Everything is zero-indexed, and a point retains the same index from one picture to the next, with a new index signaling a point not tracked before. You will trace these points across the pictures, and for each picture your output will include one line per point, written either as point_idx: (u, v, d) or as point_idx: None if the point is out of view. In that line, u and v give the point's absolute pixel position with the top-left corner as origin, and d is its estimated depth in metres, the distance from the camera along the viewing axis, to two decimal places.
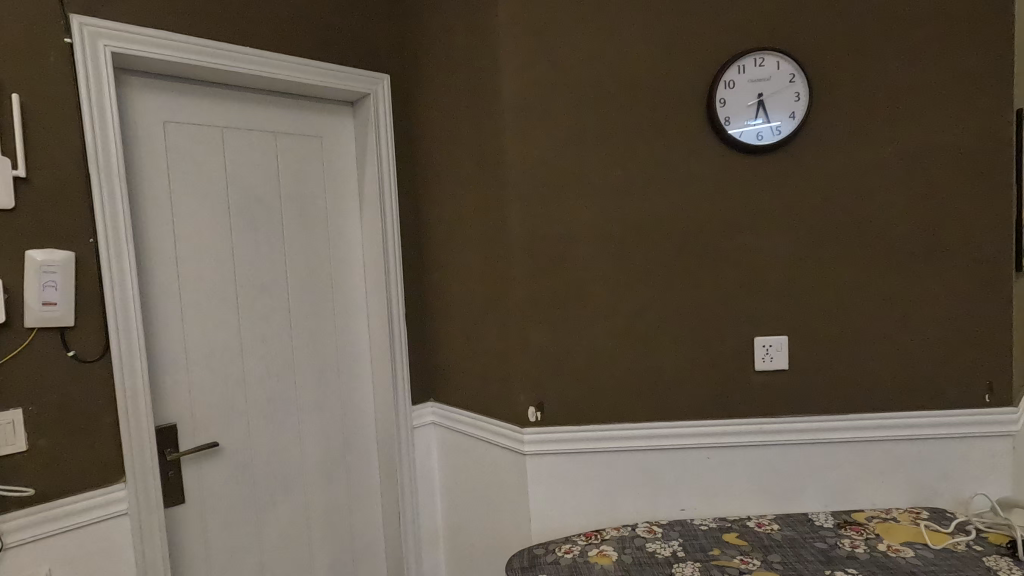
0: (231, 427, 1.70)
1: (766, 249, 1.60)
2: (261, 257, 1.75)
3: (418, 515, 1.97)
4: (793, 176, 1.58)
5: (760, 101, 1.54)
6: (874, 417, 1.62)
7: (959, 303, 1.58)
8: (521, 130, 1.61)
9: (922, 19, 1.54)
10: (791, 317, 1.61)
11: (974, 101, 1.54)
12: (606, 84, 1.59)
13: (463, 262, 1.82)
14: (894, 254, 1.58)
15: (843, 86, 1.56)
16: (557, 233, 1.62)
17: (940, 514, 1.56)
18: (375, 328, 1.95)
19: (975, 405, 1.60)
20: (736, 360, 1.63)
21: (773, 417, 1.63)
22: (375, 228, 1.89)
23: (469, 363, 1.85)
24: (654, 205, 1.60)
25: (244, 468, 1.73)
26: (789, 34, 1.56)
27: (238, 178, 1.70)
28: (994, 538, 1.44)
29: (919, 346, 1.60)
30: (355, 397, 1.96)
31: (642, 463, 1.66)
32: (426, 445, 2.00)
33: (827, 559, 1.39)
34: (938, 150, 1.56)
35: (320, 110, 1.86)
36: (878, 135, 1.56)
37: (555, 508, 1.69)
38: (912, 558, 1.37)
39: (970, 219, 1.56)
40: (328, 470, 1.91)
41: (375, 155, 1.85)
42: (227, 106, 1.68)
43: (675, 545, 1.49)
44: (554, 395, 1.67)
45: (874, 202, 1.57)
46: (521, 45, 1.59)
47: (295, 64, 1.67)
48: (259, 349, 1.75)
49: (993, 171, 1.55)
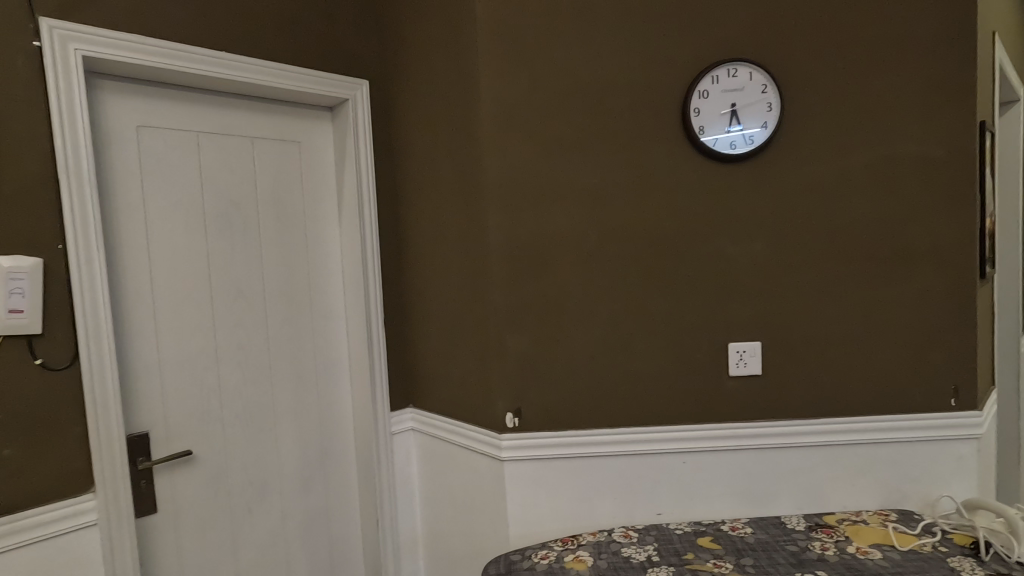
0: (206, 435, 1.68)
1: (740, 256, 1.62)
2: (236, 263, 1.73)
3: (397, 521, 1.96)
4: (765, 185, 1.61)
5: (733, 110, 1.57)
6: (845, 421, 1.65)
7: (925, 309, 1.62)
8: (499, 137, 1.62)
9: (889, 32, 1.58)
10: (763, 323, 1.64)
11: (939, 112, 1.59)
12: (582, 93, 1.61)
13: (442, 269, 1.82)
14: (864, 261, 1.62)
15: (813, 96, 1.59)
16: (535, 241, 1.63)
17: (909, 516, 1.60)
18: (353, 334, 1.94)
19: (941, 408, 1.64)
20: (711, 366, 1.65)
21: (747, 421, 1.66)
22: (354, 233, 1.88)
23: (447, 369, 1.86)
24: (631, 213, 1.62)
25: (219, 476, 1.71)
26: (761, 45, 1.59)
27: (214, 184, 1.69)
28: (959, 539, 1.48)
29: (887, 352, 1.64)
30: (333, 404, 1.95)
31: (618, 468, 1.68)
32: (405, 451, 2.00)
33: (797, 562, 1.41)
34: (905, 159, 1.60)
35: (298, 115, 1.85)
36: (847, 145, 1.60)
37: (533, 513, 1.70)
38: (880, 560, 1.40)
39: (936, 227, 1.60)
40: (306, 477, 1.89)
41: (353, 160, 1.85)
42: (203, 111, 1.66)
43: (650, 549, 1.51)
44: (532, 401, 1.68)
45: (843, 210, 1.61)
46: (499, 53, 1.60)
47: (272, 69, 1.66)
48: (235, 356, 1.73)
49: (958, 181, 1.59)
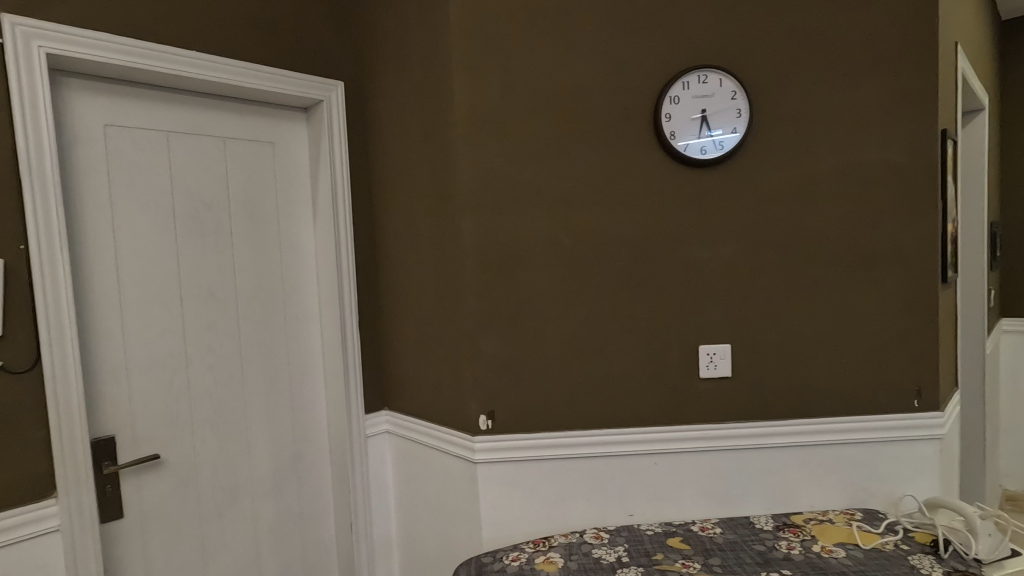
0: (175, 438, 1.66)
1: (711, 260, 1.65)
2: (208, 264, 1.71)
3: (371, 525, 1.95)
4: (735, 189, 1.63)
5: (703, 116, 1.59)
6: (813, 422, 1.68)
7: (889, 312, 1.66)
8: (473, 139, 1.62)
9: (854, 40, 1.62)
10: (733, 325, 1.66)
11: (902, 120, 1.63)
12: (555, 98, 1.62)
13: (416, 271, 1.82)
14: (831, 265, 1.65)
15: (781, 103, 1.62)
16: (508, 243, 1.64)
17: (873, 515, 1.63)
18: (328, 336, 1.93)
19: (905, 409, 1.68)
20: (682, 367, 1.67)
21: (717, 423, 1.68)
22: (328, 236, 1.87)
23: (421, 371, 1.85)
24: (604, 216, 1.64)
25: (189, 480, 1.69)
26: (730, 51, 1.62)
27: (184, 184, 1.67)
28: (920, 537, 1.51)
29: (853, 353, 1.67)
30: (307, 406, 1.94)
31: (591, 470, 1.69)
32: (380, 454, 1.99)
33: (763, 561, 1.43)
34: (870, 165, 1.63)
35: (273, 115, 1.84)
36: (814, 152, 1.63)
37: (506, 516, 1.70)
38: (843, 558, 1.42)
39: (899, 232, 1.64)
40: (279, 480, 1.88)
41: (327, 161, 1.84)
42: (173, 110, 1.64)
43: (620, 550, 1.52)
44: (505, 403, 1.68)
45: (811, 215, 1.64)
46: (473, 56, 1.61)
47: (245, 69, 1.65)
48: (205, 358, 1.71)
49: (921, 187, 1.63)
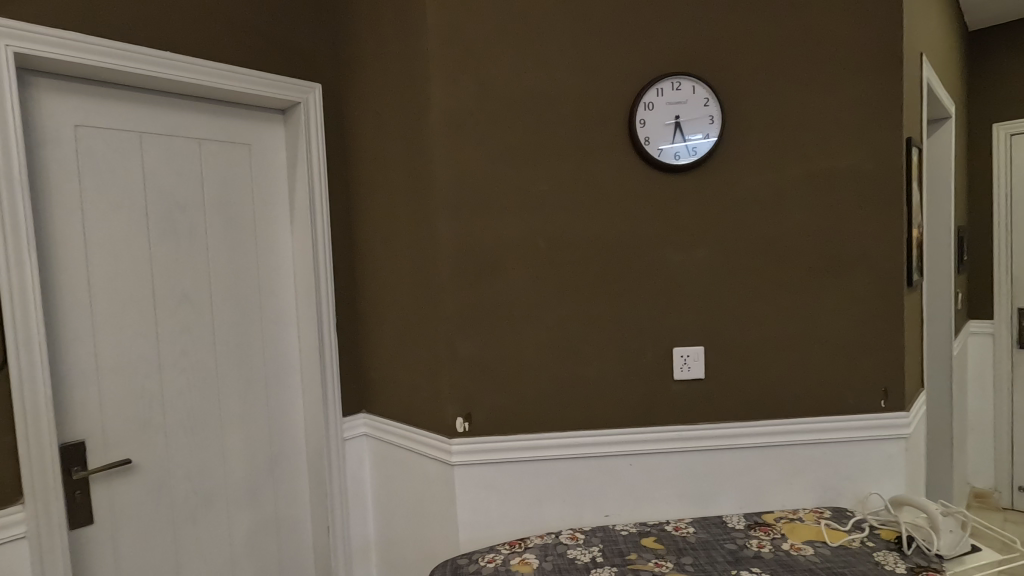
0: (147, 443, 1.64)
1: (685, 264, 1.67)
2: (181, 266, 1.70)
3: (348, 528, 1.95)
4: (708, 194, 1.66)
5: (677, 122, 1.62)
6: (783, 422, 1.71)
7: (857, 315, 1.71)
8: (450, 143, 1.63)
9: (823, 50, 1.66)
10: (706, 327, 1.69)
11: (869, 128, 1.68)
12: (531, 102, 1.64)
13: (393, 273, 1.82)
14: (801, 269, 1.69)
15: (753, 110, 1.66)
16: (485, 247, 1.65)
17: (841, 513, 1.67)
18: (305, 339, 1.92)
19: (872, 409, 1.73)
20: (657, 369, 1.70)
21: (691, 424, 1.70)
22: (306, 239, 1.86)
23: (398, 374, 1.85)
24: (580, 221, 1.66)
25: (162, 485, 1.67)
26: (703, 59, 1.65)
27: (157, 185, 1.65)
28: (885, 534, 1.55)
29: (822, 355, 1.71)
30: (284, 410, 1.92)
31: (567, 471, 1.70)
32: (358, 457, 1.98)
33: (734, 559, 1.46)
34: (838, 171, 1.68)
35: (249, 116, 1.83)
36: (785, 158, 1.67)
37: (483, 518, 1.71)
38: (811, 555, 1.45)
39: (866, 237, 1.69)
40: (254, 485, 1.86)
41: (305, 164, 1.83)
42: (146, 110, 1.63)
43: (595, 550, 1.54)
44: (482, 406, 1.69)
45: (781, 220, 1.68)
46: (450, 60, 1.62)
47: (221, 70, 1.64)
48: (179, 362, 1.70)
49: (887, 193, 1.68)
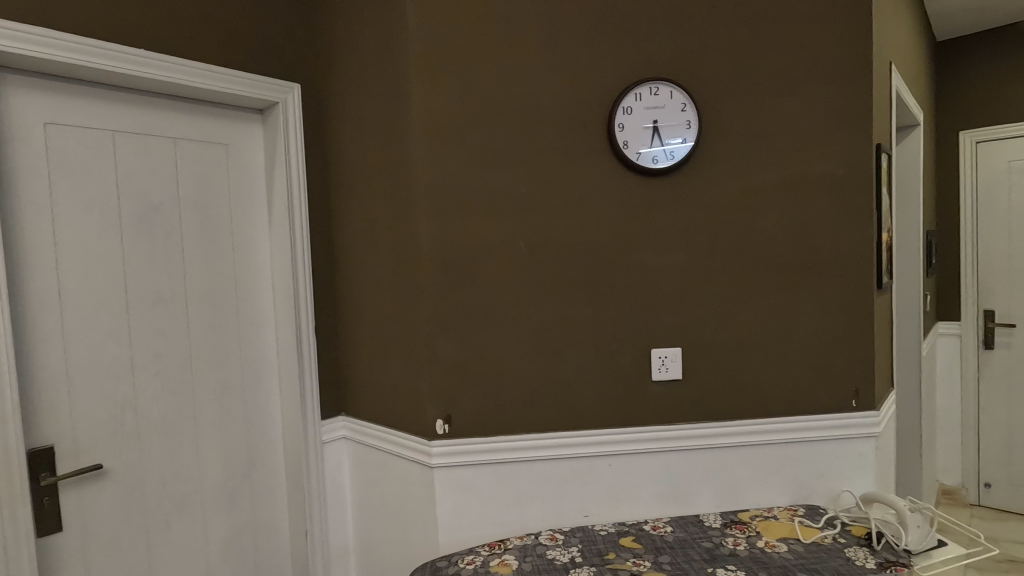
0: (119, 447, 1.60)
1: (662, 266, 1.70)
2: (155, 268, 1.67)
3: (327, 532, 1.93)
4: (685, 198, 1.69)
5: (655, 127, 1.65)
6: (758, 422, 1.75)
7: (829, 316, 1.75)
8: (430, 145, 1.63)
9: (795, 58, 1.70)
10: (684, 329, 1.72)
11: (840, 134, 1.72)
12: (512, 105, 1.65)
13: (373, 275, 1.81)
14: (775, 271, 1.72)
15: (728, 116, 1.69)
16: (465, 249, 1.65)
17: (814, 510, 1.71)
18: (283, 341, 1.89)
19: (844, 408, 1.77)
20: (636, 370, 1.72)
21: (669, 424, 1.73)
22: (284, 240, 1.84)
23: (378, 377, 1.84)
24: (559, 223, 1.67)
25: (135, 490, 1.63)
26: (680, 65, 1.68)
27: (131, 185, 1.62)
28: (856, 530, 1.59)
29: (795, 355, 1.75)
30: (261, 412, 1.90)
31: (547, 472, 1.71)
32: (337, 460, 1.96)
33: (710, 557, 1.48)
34: (811, 176, 1.72)
35: (226, 116, 1.80)
36: (760, 163, 1.70)
37: (463, 520, 1.70)
38: (785, 552, 1.48)
39: (838, 241, 1.73)
40: (231, 489, 1.84)
41: (284, 164, 1.82)
42: (120, 109, 1.60)
43: (574, 551, 1.55)
44: (462, 408, 1.68)
45: (756, 223, 1.71)
46: (431, 62, 1.62)
47: (197, 69, 1.62)
48: (153, 364, 1.67)
49: (858, 198, 1.73)
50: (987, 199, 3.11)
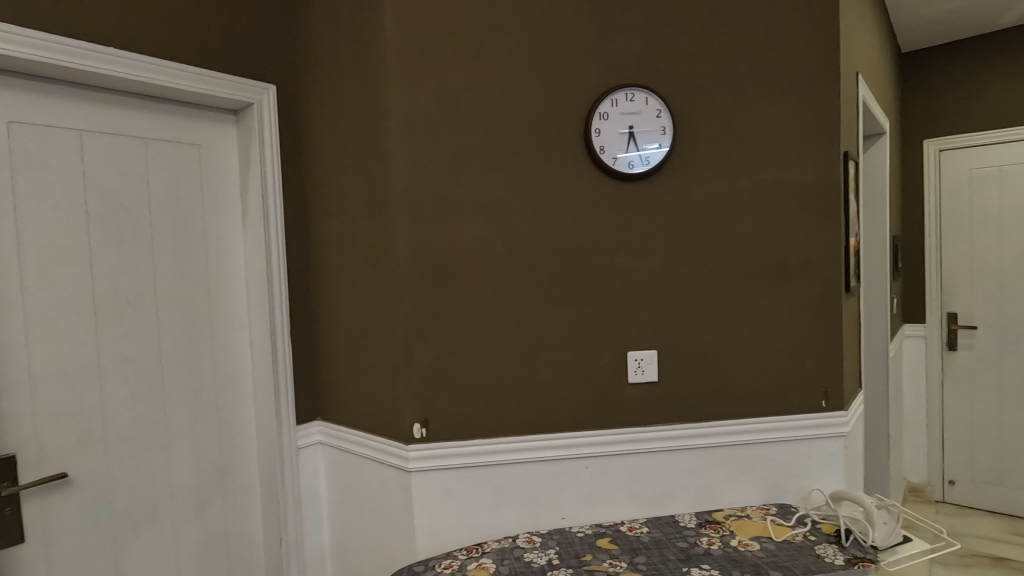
0: (85, 455, 1.56)
1: (638, 270, 1.72)
2: (124, 271, 1.63)
3: (302, 539, 1.90)
4: (660, 202, 1.72)
5: (631, 132, 1.67)
6: (732, 423, 1.78)
7: (800, 319, 1.79)
8: (407, 148, 1.63)
9: (767, 67, 1.74)
10: (659, 332, 1.74)
11: (810, 142, 1.77)
12: (489, 110, 1.65)
13: (350, 278, 1.80)
14: (748, 275, 1.76)
15: (702, 123, 1.73)
16: (443, 252, 1.65)
17: (786, 509, 1.74)
18: (257, 345, 1.86)
19: (814, 408, 1.81)
20: (612, 373, 1.73)
21: (645, 426, 1.75)
22: (258, 242, 1.82)
23: (355, 381, 1.83)
24: (536, 226, 1.68)
25: (102, 499, 1.59)
26: (655, 72, 1.71)
27: (99, 186, 1.58)
28: (825, 528, 1.63)
29: (767, 357, 1.79)
30: (234, 418, 1.86)
31: (524, 475, 1.72)
32: (312, 466, 1.94)
33: (684, 557, 1.50)
34: (782, 182, 1.76)
35: (199, 116, 1.77)
36: (734, 169, 1.74)
37: (440, 524, 1.70)
38: (757, 551, 1.51)
39: (807, 245, 1.78)
40: (203, 496, 1.80)
41: (258, 166, 1.79)
42: (87, 108, 1.56)
43: (551, 553, 1.56)
44: (440, 411, 1.68)
45: (729, 227, 1.75)
46: (409, 66, 1.62)
47: (169, 68, 1.59)
48: (122, 369, 1.63)
49: (826, 204, 1.78)
50: (950, 205, 3.22)
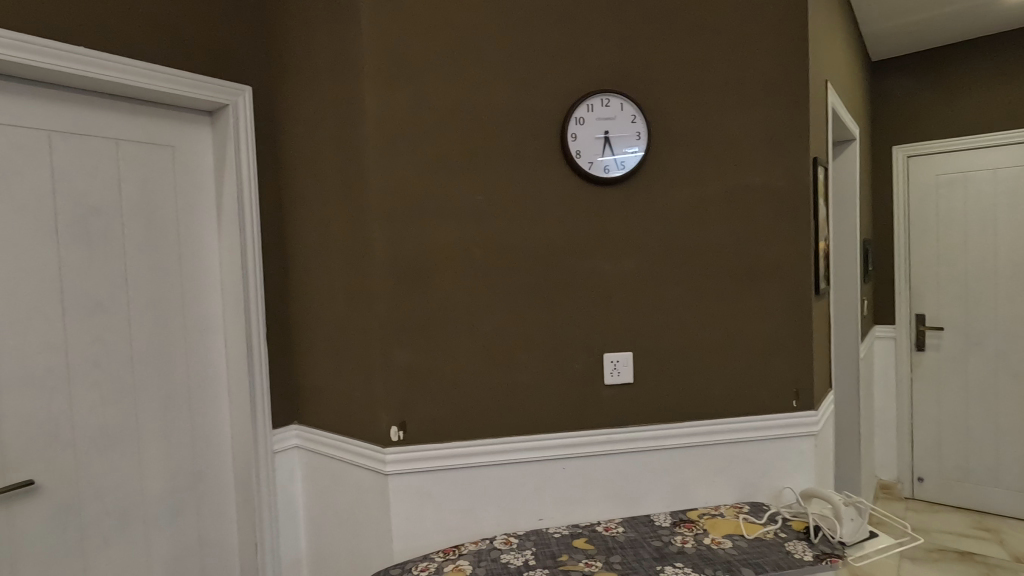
0: (53, 461, 1.53)
1: (614, 273, 1.75)
2: (94, 274, 1.60)
3: (278, 545, 1.88)
4: (635, 206, 1.74)
5: (606, 137, 1.70)
6: (706, 424, 1.81)
7: (771, 321, 1.83)
8: (383, 152, 1.63)
9: (738, 74, 1.78)
10: (635, 334, 1.77)
11: (780, 148, 1.81)
12: (466, 114, 1.66)
13: (327, 280, 1.79)
14: (720, 277, 1.80)
15: (676, 128, 1.76)
16: (419, 254, 1.66)
17: (758, 507, 1.78)
18: (232, 348, 1.85)
19: (785, 408, 1.86)
20: (588, 374, 1.75)
21: (621, 427, 1.77)
22: (233, 245, 1.80)
23: (332, 385, 1.82)
24: (512, 229, 1.69)
25: (70, 506, 1.56)
26: (630, 78, 1.73)
27: (68, 187, 1.56)
28: (796, 525, 1.67)
29: (739, 358, 1.83)
30: (209, 422, 1.84)
31: (502, 477, 1.73)
32: (289, 470, 1.92)
33: (659, 555, 1.53)
34: (753, 187, 1.80)
35: (173, 117, 1.75)
36: (707, 174, 1.78)
37: (418, 527, 1.70)
38: (730, 548, 1.54)
39: (777, 249, 1.82)
40: (175, 503, 1.77)
41: (234, 168, 1.78)
42: (57, 108, 1.53)
43: (528, 554, 1.57)
44: (417, 414, 1.68)
45: (702, 231, 1.78)
46: (385, 68, 1.62)
47: (142, 68, 1.57)
48: (91, 374, 1.60)
49: (795, 209, 1.82)
50: (918, 210, 3.32)
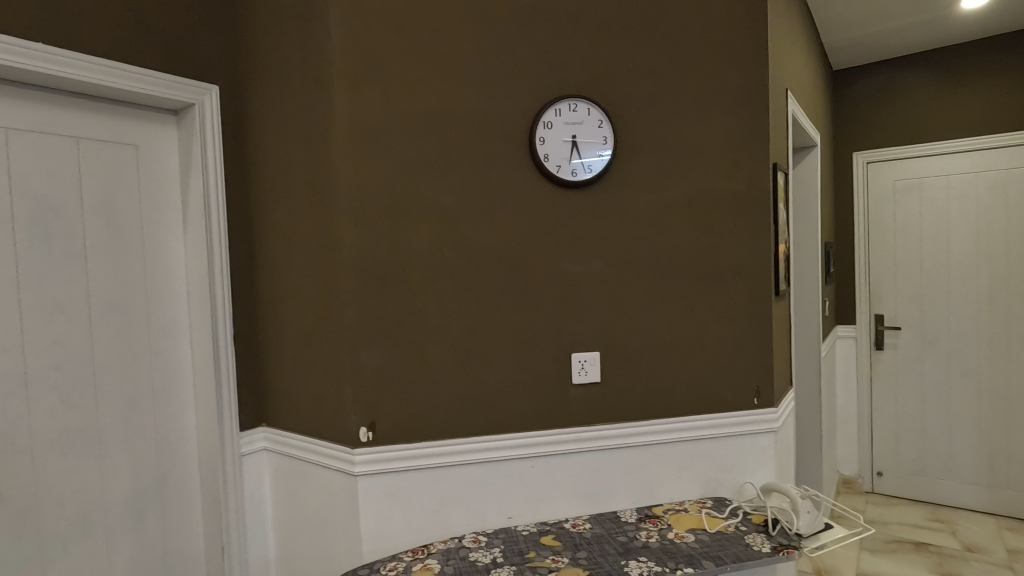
0: (10, 466, 1.50)
1: (583, 274, 1.78)
2: (53, 274, 1.57)
3: (245, 548, 1.86)
4: (601, 209, 1.78)
5: (573, 141, 1.73)
6: (671, 421, 1.85)
7: (733, 321, 1.89)
8: (352, 153, 1.63)
9: (701, 82, 1.84)
10: (602, 334, 1.80)
11: (742, 153, 1.87)
12: (435, 116, 1.68)
13: (295, 281, 1.79)
14: (685, 278, 1.85)
15: (642, 133, 1.80)
16: (389, 255, 1.67)
17: (720, 502, 1.84)
18: (199, 349, 1.82)
19: (747, 405, 1.92)
20: (556, 374, 1.78)
21: (588, 425, 1.81)
22: (200, 245, 1.78)
23: (301, 386, 1.81)
24: (482, 230, 1.72)
25: (28, 512, 1.53)
26: (597, 84, 1.77)
27: (27, 186, 1.52)
28: (756, 518, 1.73)
29: (703, 356, 1.88)
30: (174, 425, 1.81)
31: (471, 476, 1.74)
32: (256, 473, 1.91)
33: (624, 550, 1.57)
34: (717, 191, 1.86)
35: (138, 116, 1.73)
36: (671, 177, 1.83)
37: (387, 528, 1.70)
38: (692, 542, 1.59)
39: (739, 251, 1.88)
40: (138, 507, 1.74)
41: (200, 168, 1.76)
42: (15, 106, 1.50)
43: (496, 552, 1.59)
44: (386, 415, 1.69)
45: (667, 233, 1.83)
46: (355, 69, 1.63)
47: (104, 66, 1.54)
48: (50, 377, 1.57)
49: (756, 212, 1.88)
50: (877, 214, 3.45)
